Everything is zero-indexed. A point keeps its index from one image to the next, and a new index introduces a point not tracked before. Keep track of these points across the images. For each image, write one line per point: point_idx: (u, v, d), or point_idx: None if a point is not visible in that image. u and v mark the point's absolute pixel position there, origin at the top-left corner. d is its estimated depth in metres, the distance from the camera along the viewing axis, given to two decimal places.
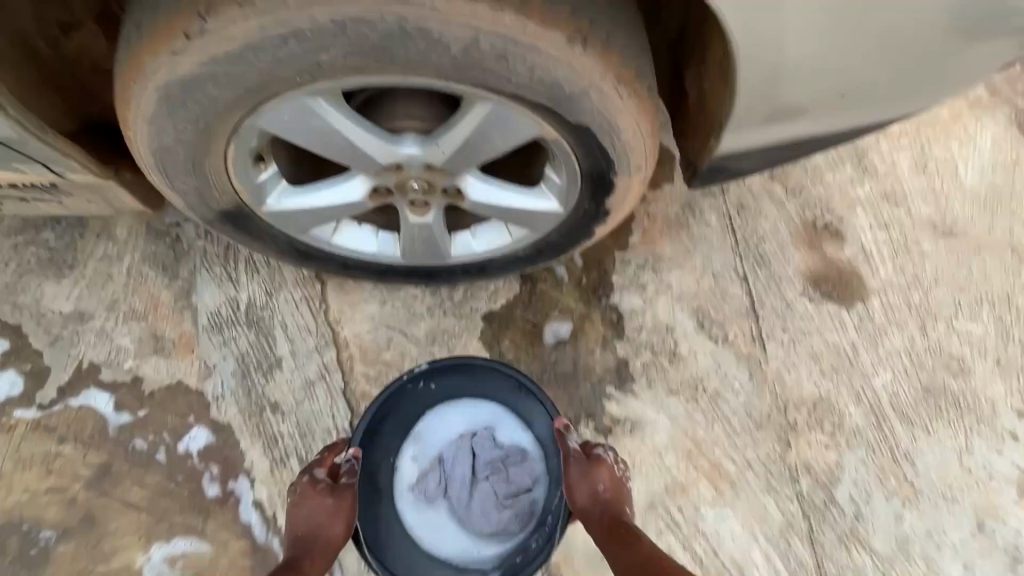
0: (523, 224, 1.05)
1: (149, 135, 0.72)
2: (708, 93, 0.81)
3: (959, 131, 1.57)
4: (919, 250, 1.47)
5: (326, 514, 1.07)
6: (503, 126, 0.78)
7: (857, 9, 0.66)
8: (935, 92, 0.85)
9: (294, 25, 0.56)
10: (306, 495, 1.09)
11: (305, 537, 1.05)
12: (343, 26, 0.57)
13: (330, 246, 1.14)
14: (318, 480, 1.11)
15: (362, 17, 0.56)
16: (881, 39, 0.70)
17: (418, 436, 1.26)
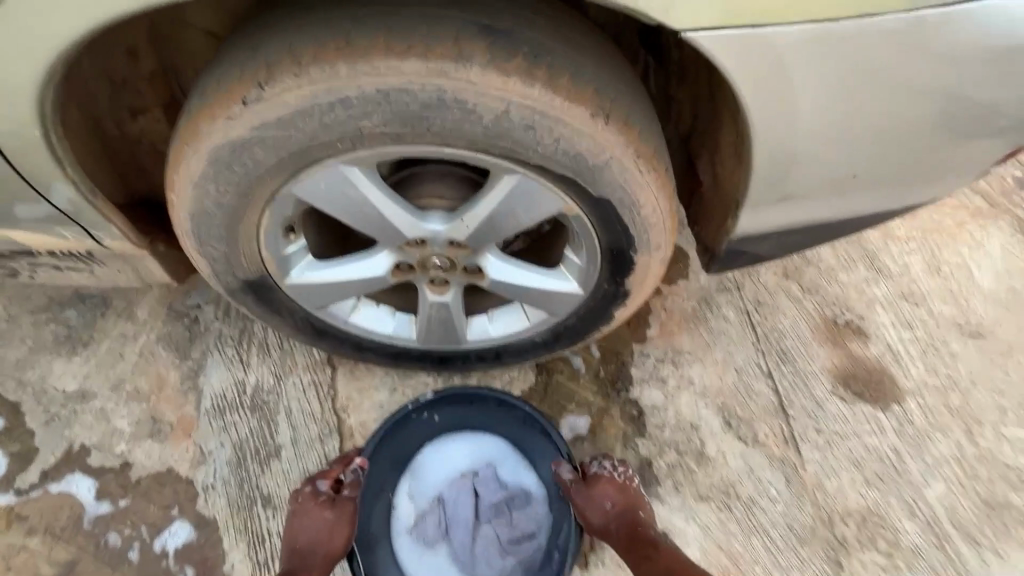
0: (542, 305, 1.05)
1: (191, 196, 0.77)
2: (722, 177, 0.86)
3: (966, 237, 1.60)
4: (948, 351, 1.43)
5: (327, 529, 1.04)
6: (526, 201, 0.81)
7: (865, 96, 0.71)
8: (938, 187, 0.89)
9: (343, 92, 0.64)
10: (308, 506, 1.06)
11: (306, 549, 1.03)
12: (386, 95, 0.64)
13: (347, 325, 1.13)
14: (319, 493, 1.07)
15: (405, 87, 0.64)
16: (885, 125, 0.75)
17: (416, 472, 1.18)
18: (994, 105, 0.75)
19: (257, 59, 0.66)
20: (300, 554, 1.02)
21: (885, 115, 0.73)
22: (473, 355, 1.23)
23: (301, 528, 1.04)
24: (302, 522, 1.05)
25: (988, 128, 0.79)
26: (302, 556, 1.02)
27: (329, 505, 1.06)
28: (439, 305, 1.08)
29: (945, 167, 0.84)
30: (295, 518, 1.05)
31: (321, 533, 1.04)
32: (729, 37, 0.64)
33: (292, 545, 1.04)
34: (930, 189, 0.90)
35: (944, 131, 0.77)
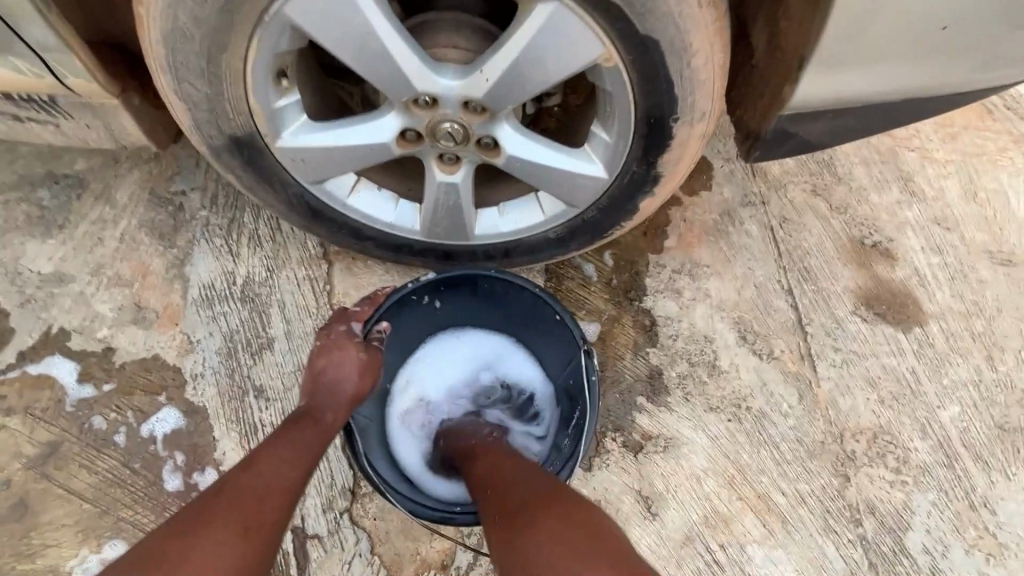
0: (562, 193, 0.94)
1: (166, 10, 0.68)
2: (781, 34, 0.75)
3: (1007, 162, 1.50)
4: (977, 277, 1.36)
5: (352, 369, 0.98)
6: (552, 43, 0.71)
7: None
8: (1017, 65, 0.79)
9: None
10: (336, 345, 0.99)
11: (328, 387, 0.96)
12: None
13: (344, 208, 1.02)
14: (355, 334, 1.01)
15: None
16: None
17: (418, 365, 1.16)
18: None
19: None
20: (322, 395, 0.95)
21: None
22: (480, 254, 1.12)
23: (325, 367, 0.97)
24: (327, 360, 0.98)
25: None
26: (322, 396, 0.95)
27: (359, 345, 1.00)
28: (447, 188, 0.98)
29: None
30: (322, 355, 0.99)
31: (346, 371, 0.97)
32: None
33: (313, 384, 0.97)
34: (1007, 70, 0.80)
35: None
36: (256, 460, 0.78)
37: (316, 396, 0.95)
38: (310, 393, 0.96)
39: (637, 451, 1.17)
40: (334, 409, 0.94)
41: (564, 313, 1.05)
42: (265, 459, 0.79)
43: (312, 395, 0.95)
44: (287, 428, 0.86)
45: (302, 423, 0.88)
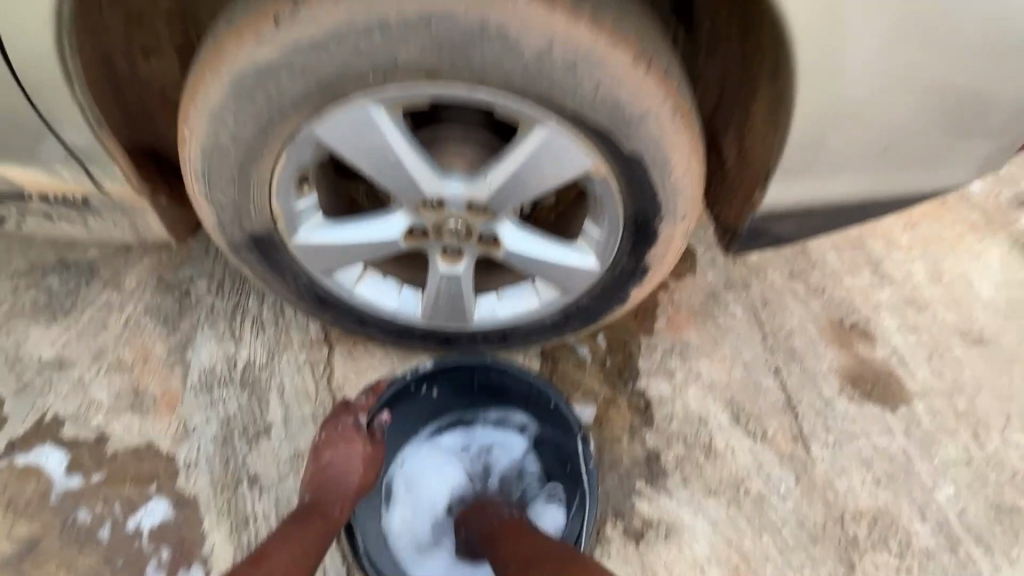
0: (557, 282, 1.01)
1: (206, 131, 0.76)
2: (749, 148, 0.85)
3: (965, 247, 1.62)
4: (953, 356, 1.43)
5: (358, 463, 0.99)
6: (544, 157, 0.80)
7: (913, 60, 0.69)
8: (954, 169, 0.90)
9: (382, 14, 0.65)
10: (339, 436, 1.01)
11: (331, 481, 0.96)
12: (429, 22, 0.66)
13: (350, 296, 1.07)
14: (362, 427, 1.02)
15: (448, 14, 0.65)
16: (926, 92, 0.73)
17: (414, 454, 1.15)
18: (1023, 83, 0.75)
19: None
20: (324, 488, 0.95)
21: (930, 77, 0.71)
22: (479, 337, 1.16)
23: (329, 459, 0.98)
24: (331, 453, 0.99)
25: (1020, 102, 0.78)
26: (324, 489, 0.95)
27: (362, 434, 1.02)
28: (450, 278, 1.04)
29: (969, 143, 0.84)
30: (325, 448, 0.99)
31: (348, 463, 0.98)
32: None
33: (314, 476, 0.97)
34: (950, 170, 0.90)
35: (978, 101, 0.76)
36: (265, 554, 0.80)
37: (320, 491, 0.95)
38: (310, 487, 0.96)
39: (638, 538, 1.15)
40: (338, 503, 0.94)
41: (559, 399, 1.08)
42: (276, 557, 0.80)
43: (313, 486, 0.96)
44: (297, 521, 0.88)
45: (310, 519, 0.89)
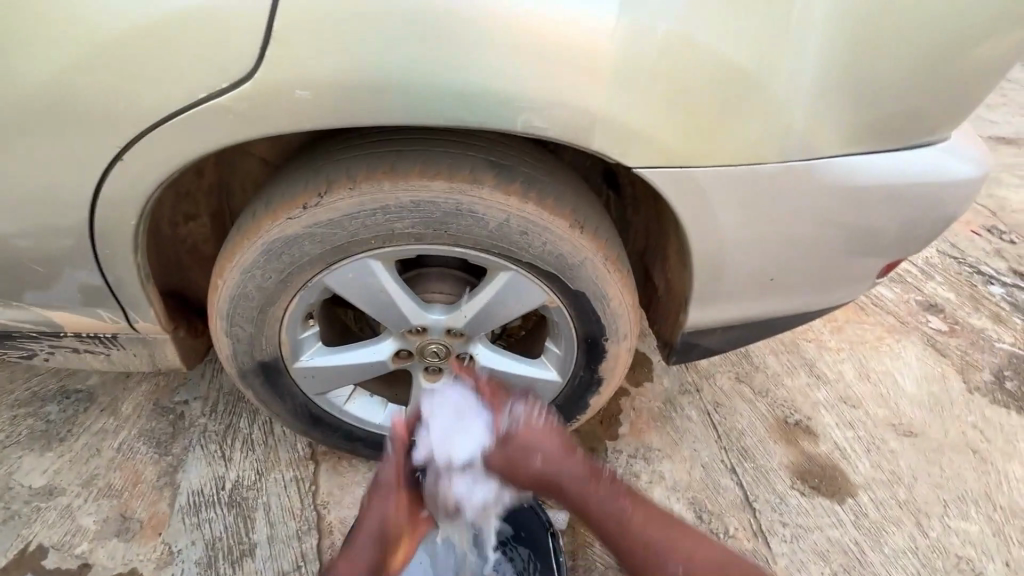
0: (526, 392, 1.16)
1: (236, 282, 0.93)
2: (671, 280, 1.06)
3: (886, 348, 1.84)
4: (889, 448, 1.58)
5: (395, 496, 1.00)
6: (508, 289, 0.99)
7: (778, 223, 0.89)
8: (842, 291, 1.08)
9: (383, 201, 0.87)
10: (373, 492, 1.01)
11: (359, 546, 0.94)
12: (418, 205, 0.88)
13: (340, 413, 1.20)
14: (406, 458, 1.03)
15: (433, 200, 0.87)
16: (796, 241, 0.93)
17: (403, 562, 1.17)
18: (873, 230, 0.95)
19: (319, 176, 0.88)
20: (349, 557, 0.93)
21: (795, 234, 0.92)
22: None
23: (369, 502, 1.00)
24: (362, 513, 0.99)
25: (874, 239, 0.97)
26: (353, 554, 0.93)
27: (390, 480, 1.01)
28: (431, 394, 1.18)
29: (847, 271, 1.03)
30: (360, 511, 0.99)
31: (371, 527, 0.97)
32: (664, 170, 0.77)
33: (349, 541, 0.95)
34: (842, 290, 1.07)
35: (840, 242, 0.96)
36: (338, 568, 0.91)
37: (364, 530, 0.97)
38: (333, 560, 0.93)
39: None
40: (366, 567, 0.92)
41: (536, 506, 1.11)
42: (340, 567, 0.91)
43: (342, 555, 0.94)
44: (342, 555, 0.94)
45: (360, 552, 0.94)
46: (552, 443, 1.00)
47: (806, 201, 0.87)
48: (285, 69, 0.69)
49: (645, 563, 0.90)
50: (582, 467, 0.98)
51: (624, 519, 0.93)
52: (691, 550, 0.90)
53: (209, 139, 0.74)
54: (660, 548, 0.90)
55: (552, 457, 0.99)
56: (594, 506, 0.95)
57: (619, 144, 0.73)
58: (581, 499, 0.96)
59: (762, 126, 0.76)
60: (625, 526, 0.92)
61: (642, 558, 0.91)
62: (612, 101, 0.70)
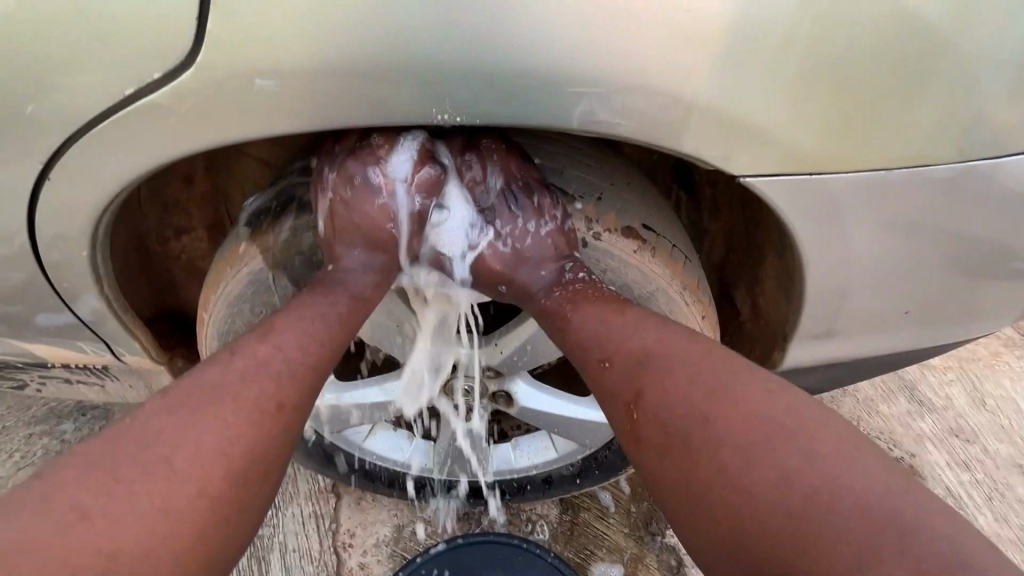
0: (573, 434, 0.98)
1: (223, 316, 0.78)
2: (765, 309, 0.83)
3: (1005, 368, 1.52)
4: (1015, 496, 1.30)
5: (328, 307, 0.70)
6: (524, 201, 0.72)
7: (931, 241, 0.64)
8: (995, 322, 0.82)
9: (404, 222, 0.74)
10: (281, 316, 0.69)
11: (226, 403, 0.61)
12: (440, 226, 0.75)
13: (359, 451, 1.05)
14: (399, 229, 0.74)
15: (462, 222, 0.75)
16: (950, 264, 0.68)
17: None
18: None
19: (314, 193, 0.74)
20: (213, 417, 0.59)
21: (952, 254, 0.66)
22: (494, 488, 1.11)
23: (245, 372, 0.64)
24: (253, 352, 0.65)
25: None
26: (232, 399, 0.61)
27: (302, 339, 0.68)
28: (462, 433, 1.01)
29: (1012, 297, 0.76)
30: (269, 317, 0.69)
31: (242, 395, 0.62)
32: (785, 179, 0.53)
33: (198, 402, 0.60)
34: (994, 321, 0.81)
35: (1012, 262, 0.69)
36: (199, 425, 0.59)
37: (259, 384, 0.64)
38: (178, 406, 0.59)
39: None
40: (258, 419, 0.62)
41: None
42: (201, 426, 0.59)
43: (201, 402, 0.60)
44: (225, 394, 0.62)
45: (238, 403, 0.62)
46: (636, 331, 0.68)
47: (977, 211, 0.62)
48: (238, 51, 0.47)
49: (791, 522, 0.51)
50: (682, 361, 0.64)
51: (757, 442, 0.56)
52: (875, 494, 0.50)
53: (155, 148, 0.53)
54: (822, 501, 0.50)
55: (629, 363, 0.66)
56: (708, 425, 0.59)
57: (722, 145, 0.50)
58: (677, 413, 0.61)
59: (938, 111, 0.51)
60: (763, 456, 0.55)
61: (786, 506, 0.51)
62: (716, 82, 0.46)
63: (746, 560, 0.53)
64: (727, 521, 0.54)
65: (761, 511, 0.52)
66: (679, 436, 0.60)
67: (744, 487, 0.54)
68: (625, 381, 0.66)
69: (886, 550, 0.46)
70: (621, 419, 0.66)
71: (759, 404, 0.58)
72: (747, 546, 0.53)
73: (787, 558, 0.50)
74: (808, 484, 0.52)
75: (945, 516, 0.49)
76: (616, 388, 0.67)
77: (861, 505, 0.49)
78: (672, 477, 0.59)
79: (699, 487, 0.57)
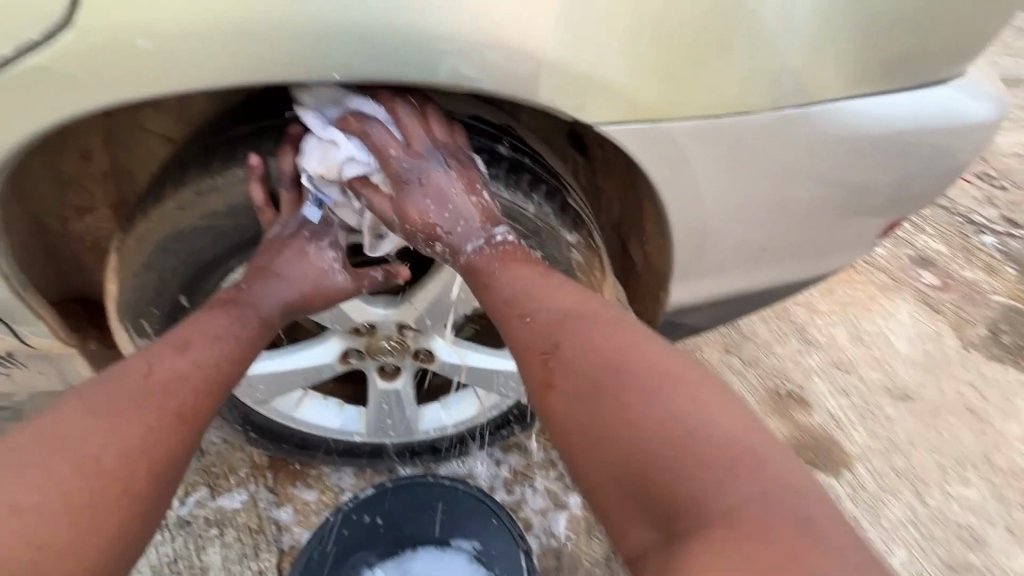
0: (493, 386, 1.06)
1: (134, 286, 0.78)
2: (651, 254, 0.91)
3: (878, 307, 1.74)
4: (885, 414, 1.52)
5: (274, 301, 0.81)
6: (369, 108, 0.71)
7: (769, 180, 0.76)
8: (840, 255, 0.96)
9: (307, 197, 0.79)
10: (189, 334, 0.74)
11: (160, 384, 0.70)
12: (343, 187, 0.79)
13: (291, 421, 1.08)
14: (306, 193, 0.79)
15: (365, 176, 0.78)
16: (789, 200, 0.80)
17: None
18: (875, 184, 0.82)
19: (208, 156, 0.73)
20: (120, 434, 0.65)
21: (788, 191, 0.78)
22: (427, 446, 1.17)
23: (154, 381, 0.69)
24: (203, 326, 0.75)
25: (874, 197, 0.85)
26: (181, 354, 0.73)
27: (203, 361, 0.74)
28: (390, 394, 1.06)
29: (848, 230, 0.90)
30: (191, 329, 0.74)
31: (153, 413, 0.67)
32: (634, 127, 0.62)
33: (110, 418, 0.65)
34: (838, 254, 0.95)
35: (840, 197, 0.83)
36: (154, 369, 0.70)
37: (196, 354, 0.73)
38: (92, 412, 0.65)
39: None
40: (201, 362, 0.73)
41: (503, 512, 0.94)
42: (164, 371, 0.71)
43: (110, 414, 0.65)
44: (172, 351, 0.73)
45: (180, 356, 0.73)
46: (556, 300, 0.76)
47: (802, 152, 0.74)
48: (121, 15, 0.51)
49: (671, 449, 0.58)
50: (593, 322, 0.72)
51: (647, 390, 0.63)
52: (709, 429, 0.59)
53: (43, 111, 0.55)
54: (681, 437, 0.58)
55: (550, 324, 0.74)
56: (614, 372, 0.66)
57: (574, 96, 0.58)
58: (599, 364, 0.67)
59: (751, 67, 0.62)
60: (651, 397, 0.62)
61: (662, 436, 0.59)
62: (565, 42, 0.55)
63: (628, 477, 0.60)
64: (619, 452, 0.61)
65: (644, 443, 0.60)
66: (585, 389, 0.67)
67: (635, 422, 0.61)
68: (540, 338, 0.74)
69: (732, 478, 0.55)
70: (538, 372, 0.72)
71: (639, 354, 0.68)
72: (626, 466, 0.60)
73: (660, 484, 0.57)
74: (678, 425, 0.59)
75: (742, 428, 0.59)
76: (537, 347, 0.74)
77: (720, 442, 0.57)
78: (579, 416, 0.66)
79: (600, 422, 0.64)
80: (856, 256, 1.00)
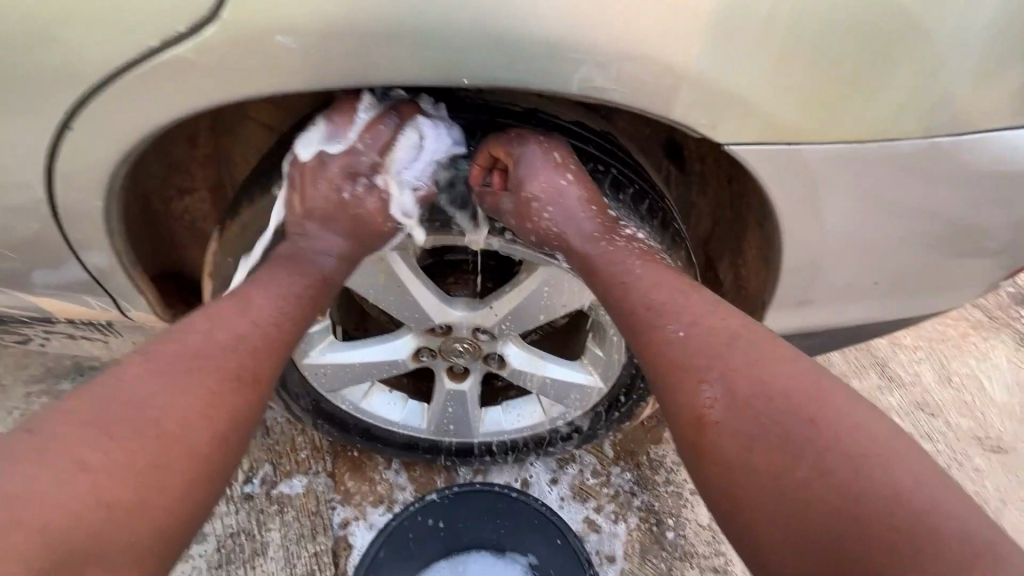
0: (563, 398, 1.03)
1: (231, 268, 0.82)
2: (747, 277, 0.85)
3: (972, 348, 1.59)
4: (973, 465, 1.40)
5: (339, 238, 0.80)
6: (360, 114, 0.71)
7: (900, 209, 0.69)
8: (959, 295, 0.86)
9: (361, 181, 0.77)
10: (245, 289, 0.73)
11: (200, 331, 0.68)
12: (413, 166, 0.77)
13: (356, 411, 1.09)
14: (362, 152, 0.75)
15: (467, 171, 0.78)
16: (917, 233, 0.73)
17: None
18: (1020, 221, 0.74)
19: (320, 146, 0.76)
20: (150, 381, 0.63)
21: (917, 224, 0.71)
22: (484, 450, 1.16)
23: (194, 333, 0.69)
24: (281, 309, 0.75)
25: (1008, 237, 0.76)
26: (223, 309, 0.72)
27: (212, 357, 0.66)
28: (455, 395, 1.06)
29: (976, 268, 0.81)
30: (249, 302, 0.72)
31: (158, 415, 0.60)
32: (766, 147, 0.59)
33: (21, 462, 0.52)
34: (955, 295, 0.86)
35: (975, 233, 0.74)
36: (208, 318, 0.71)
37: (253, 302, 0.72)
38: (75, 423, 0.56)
39: None
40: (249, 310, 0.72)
41: (567, 535, 0.93)
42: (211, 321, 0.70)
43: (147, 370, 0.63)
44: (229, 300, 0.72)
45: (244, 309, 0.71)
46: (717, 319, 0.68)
47: (943, 183, 0.67)
48: (260, 12, 0.53)
49: (869, 526, 0.51)
50: (744, 356, 0.64)
51: (846, 446, 0.56)
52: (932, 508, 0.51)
53: (180, 96, 0.57)
54: (899, 516, 0.51)
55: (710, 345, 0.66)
56: (781, 430, 0.58)
57: (707, 112, 0.56)
58: (779, 400, 0.60)
59: (905, 89, 0.58)
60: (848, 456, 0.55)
61: (870, 508, 0.52)
62: (708, 56, 0.53)
63: (819, 555, 0.53)
64: (801, 525, 0.54)
65: (845, 520, 0.52)
66: (741, 446, 0.60)
67: (836, 488, 0.54)
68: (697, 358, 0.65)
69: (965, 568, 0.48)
70: (690, 401, 0.64)
71: (828, 400, 0.59)
72: (819, 535, 0.53)
73: (869, 571, 0.50)
74: (898, 498, 0.52)
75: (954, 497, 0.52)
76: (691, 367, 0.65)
77: (940, 515, 0.51)
78: (748, 470, 0.59)
79: (779, 483, 0.56)
80: (974, 297, 0.91)
